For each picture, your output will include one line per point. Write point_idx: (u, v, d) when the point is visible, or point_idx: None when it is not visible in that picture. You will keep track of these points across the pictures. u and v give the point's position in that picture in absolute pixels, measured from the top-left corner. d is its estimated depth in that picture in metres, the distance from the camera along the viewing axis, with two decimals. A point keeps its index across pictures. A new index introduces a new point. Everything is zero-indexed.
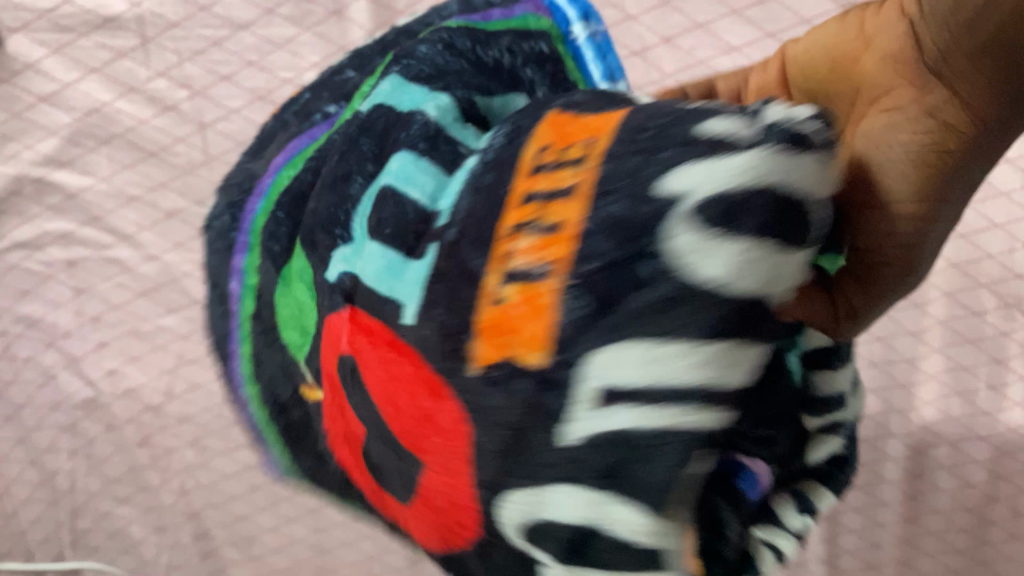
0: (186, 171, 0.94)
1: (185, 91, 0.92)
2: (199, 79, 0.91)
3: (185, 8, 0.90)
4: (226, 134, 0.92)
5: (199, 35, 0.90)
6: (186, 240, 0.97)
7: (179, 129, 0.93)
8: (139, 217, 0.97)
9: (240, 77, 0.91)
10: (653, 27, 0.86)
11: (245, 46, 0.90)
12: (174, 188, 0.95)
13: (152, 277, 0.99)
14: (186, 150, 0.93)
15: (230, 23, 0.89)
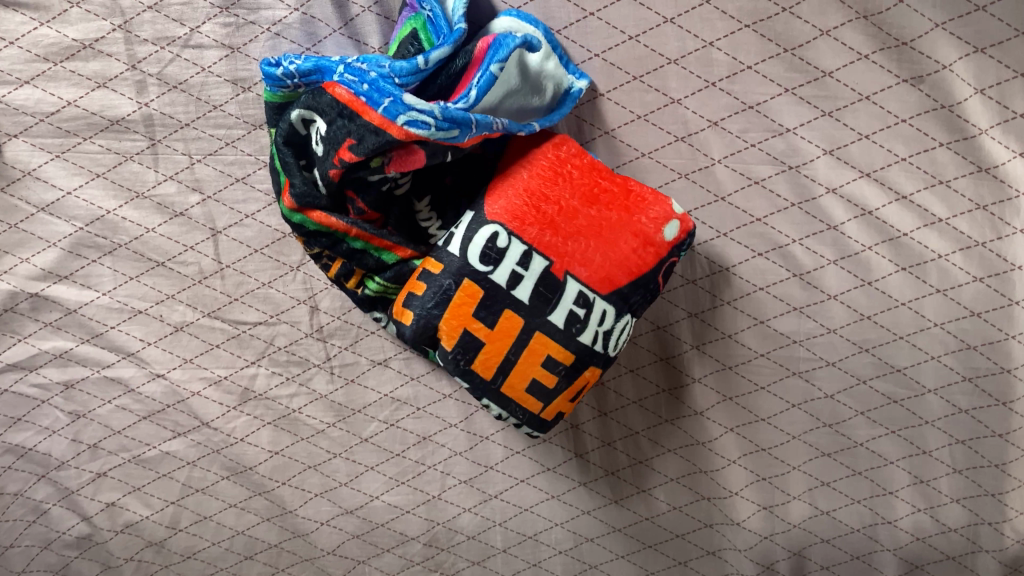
0: (196, 280, 0.87)
1: (196, 196, 0.84)
2: (211, 182, 0.83)
3: (197, 108, 0.80)
4: (240, 241, 0.85)
5: (211, 136, 0.81)
6: (195, 356, 0.90)
7: (190, 237, 0.85)
8: (144, 333, 0.89)
9: (256, 179, 0.83)
10: (701, 111, 0.78)
11: (260, 148, 0.82)
12: (183, 300, 0.88)
13: (157, 398, 0.91)
14: (197, 258, 0.86)
15: (245, 122, 0.81)
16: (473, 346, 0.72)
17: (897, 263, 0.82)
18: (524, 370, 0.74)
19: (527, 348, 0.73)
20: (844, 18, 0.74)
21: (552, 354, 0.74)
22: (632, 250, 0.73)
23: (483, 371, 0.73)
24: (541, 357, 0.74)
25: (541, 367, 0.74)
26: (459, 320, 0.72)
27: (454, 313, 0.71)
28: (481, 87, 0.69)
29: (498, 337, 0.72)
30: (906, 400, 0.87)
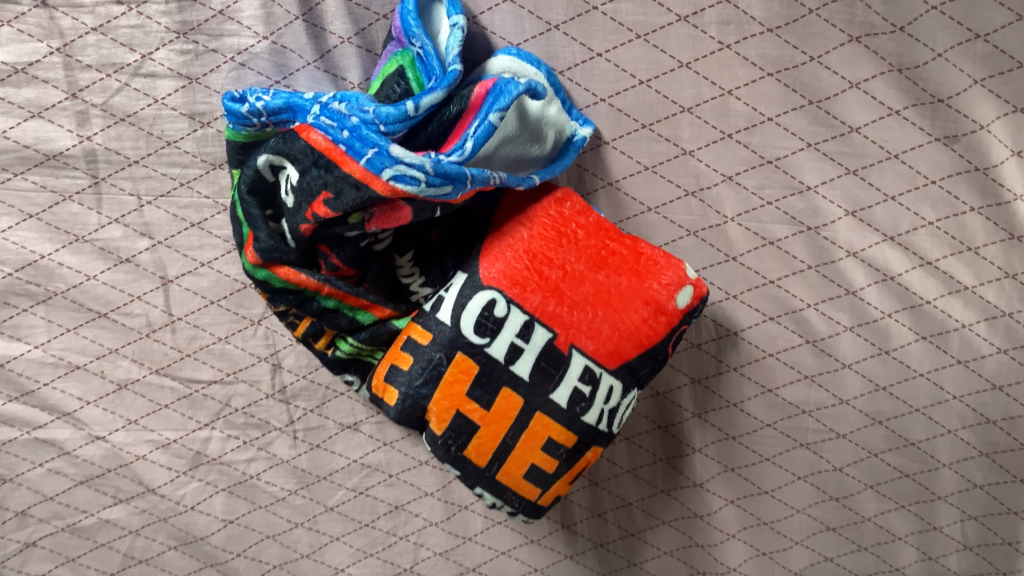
0: (144, 333, 0.77)
1: (145, 242, 0.74)
2: (162, 227, 0.74)
3: (148, 143, 0.70)
4: (194, 292, 0.76)
5: (163, 175, 0.72)
6: (141, 417, 0.80)
7: (137, 286, 0.75)
8: (82, 391, 0.79)
9: (214, 225, 0.74)
10: (714, 164, 0.71)
11: (220, 190, 0.72)
12: (127, 355, 0.78)
13: (95, 463, 0.81)
14: (144, 310, 0.76)
15: (203, 161, 0.71)
16: (465, 426, 0.64)
17: (917, 332, 0.76)
18: (520, 454, 0.66)
19: (525, 430, 0.65)
20: (876, 69, 0.67)
21: (551, 437, 0.66)
22: (643, 319, 0.66)
23: (477, 458, 0.65)
24: (540, 441, 0.66)
25: (541, 451, 0.66)
26: (452, 400, 0.63)
27: (447, 391, 0.63)
28: (478, 138, 0.60)
29: (492, 417, 0.64)
30: (918, 474, 0.82)
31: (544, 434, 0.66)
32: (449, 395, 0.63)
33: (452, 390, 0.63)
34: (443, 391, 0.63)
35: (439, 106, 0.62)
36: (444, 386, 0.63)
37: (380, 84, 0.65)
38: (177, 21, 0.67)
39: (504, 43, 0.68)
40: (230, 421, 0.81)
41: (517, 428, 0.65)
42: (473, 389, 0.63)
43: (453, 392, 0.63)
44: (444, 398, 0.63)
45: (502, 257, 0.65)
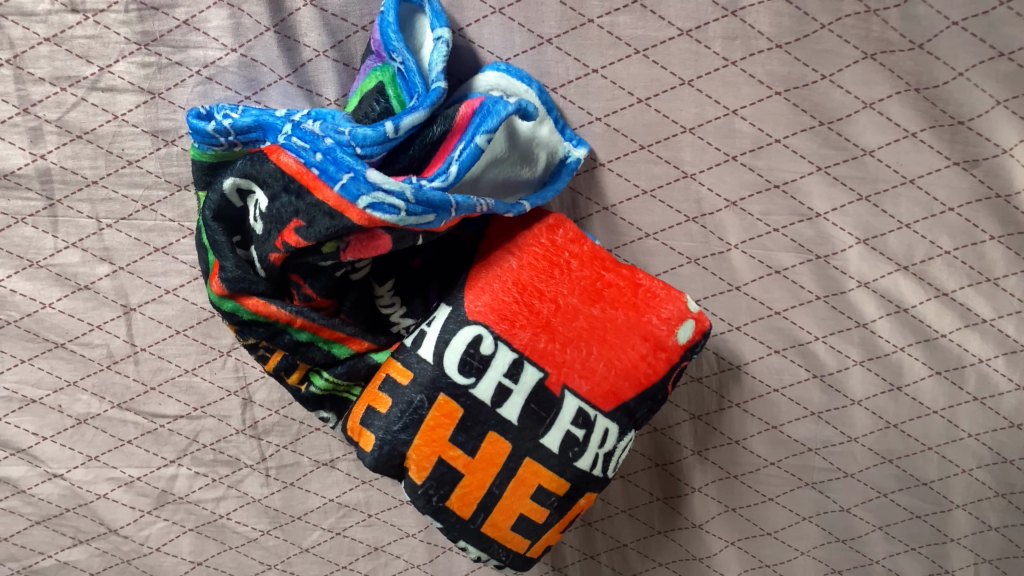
0: (105, 365, 0.72)
1: (105, 267, 0.69)
2: (124, 251, 0.68)
3: (107, 162, 0.65)
4: (159, 321, 0.71)
5: (124, 197, 0.66)
6: (102, 453, 0.75)
7: (97, 315, 0.70)
8: (38, 426, 0.73)
9: (179, 249, 0.68)
10: (718, 188, 0.66)
11: (186, 212, 0.67)
12: (87, 388, 0.72)
13: (53, 501, 0.76)
14: (105, 340, 0.71)
15: (167, 181, 0.66)
16: (448, 474, 0.59)
17: (931, 367, 0.71)
18: (508, 503, 0.61)
19: (513, 477, 0.60)
20: (892, 89, 0.62)
21: (542, 485, 0.61)
22: (641, 356, 0.61)
23: (461, 509, 0.60)
24: (529, 488, 0.61)
25: (531, 499, 0.61)
26: (434, 444, 0.58)
27: (428, 435, 0.58)
28: (464, 162, 0.55)
29: (477, 464, 0.59)
30: (930, 516, 0.77)
31: (534, 482, 0.61)
32: (430, 440, 0.58)
33: (434, 434, 0.58)
34: (424, 436, 0.58)
35: (421, 126, 0.57)
36: (425, 430, 0.58)
37: (358, 101, 0.61)
38: (138, 32, 0.61)
39: (492, 58, 0.63)
40: (197, 458, 0.76)
41: (505, 475, 0.60)
42: (458, 433, 0.58)
43: (435, 437, 0.58)
44: (425, 442, 0.58)
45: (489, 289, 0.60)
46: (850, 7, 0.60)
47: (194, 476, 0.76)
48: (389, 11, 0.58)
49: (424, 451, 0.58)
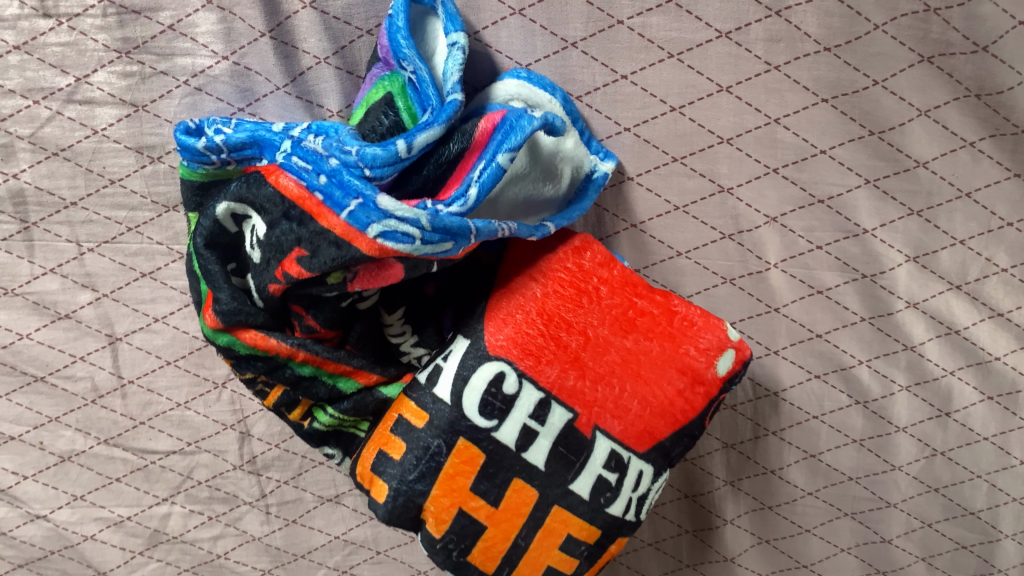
0: (89, 399, 0.66)
1: (87, 295, 0.63)
2: (107, 277, 0.62)
3: (87, 182, 0.59)
4: (148, 351, 0.65)
5: (107, 219, 0.60)
6: (88, 492, 0.69)
7: (80, 346, 0.64)
8: (19, 464, 0.68)
9: (168, 275, 0.63)
10: (756, 203, 0.61)
11: (175, 235, 0.61)
12: (70, 424, 0.67)
13: (37, 543, 0.71)
14: (89, 373, 0.65)
15: (155, 202, 0.60)
16: (469, 526, 0.54)
17: (983, 391, 0.66)
18: (535, 554, 0.56)
19: (540, 527, 0.55)
20: (950, 94, 0.56)
21: (571, 534, 0.56)
22: (678, 391, 0.56)
23: (484, 563, 0.55)
24: (557, 539, 0.55)
25: (559, 550, 0.56)
26: (453, 495, 0.53)
27: (447, 486, 0.53)
28: (484, 184, 0.50)
29: (501, 514, 0.54)
30: (977, 546, 0.72)
31: (563, 532, 0.55)
32: (449, 490, 0.53)
33: (453, 484, 0.53)
34: (442, 486, 0.53)
35: (436, 143, 0.51)
36: (444, 480, 0.53)
37: (364, 113, 0.54)
38: (118, 38, 0.55)
39: (511, 64, 0.57)
40: (191, 496, 0.70)
41: (531, 525, 0.55)
42: (480, 481, 0.53)
43: (454, 486, 0.53)
44: (444, 493, 0.53)
45: (512, 320, 0.54)
46: (908, 6, 0.54)
47: (187, 515, 0.71)
48: (399, 14, 0.52)
49: (443, 502, 0.53)
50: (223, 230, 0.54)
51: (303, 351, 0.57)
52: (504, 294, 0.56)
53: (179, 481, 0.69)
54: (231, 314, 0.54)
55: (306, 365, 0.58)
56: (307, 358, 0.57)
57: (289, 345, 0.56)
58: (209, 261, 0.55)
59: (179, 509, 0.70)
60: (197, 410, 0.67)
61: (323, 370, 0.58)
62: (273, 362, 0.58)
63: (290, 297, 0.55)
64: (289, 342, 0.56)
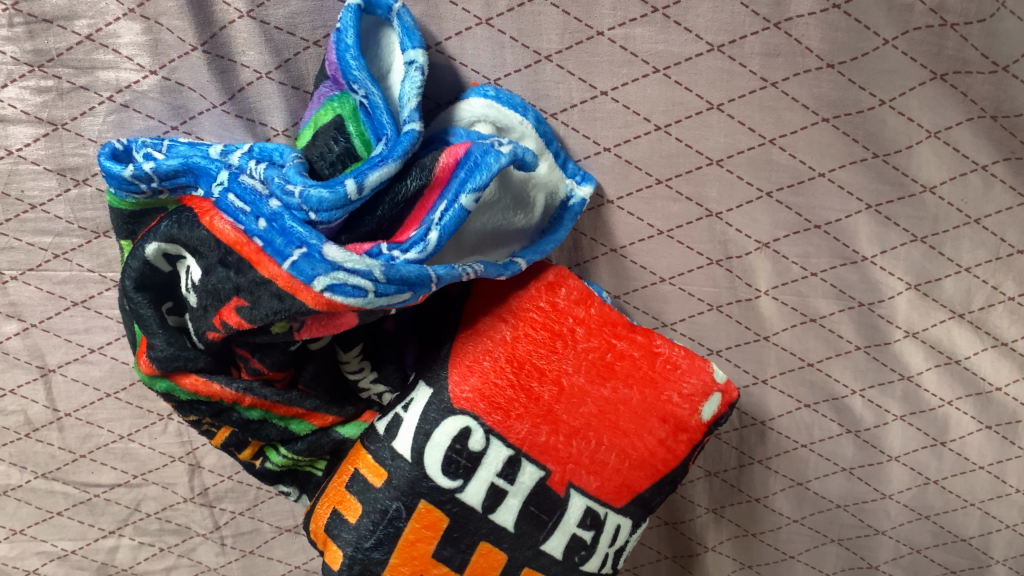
0: (23, 433, 0.61)
1: (14, 325, 0.57)
2: (35, 307, 0.56)
3: (4, 206, 0.53)
4: (84, 383, 0.60)
5: (30, 245, 0.54)
6: (28, 527, 0.65)
7: (9, 378, 0.59)
8: None
9: (102, 303, 0.57)
10: (748, 229, 0.56)
11: (108, 262, 0.56)
12: (4, 458, 0.62)
13: None
14: (21, 406, 0.60)
15: (82, 228, 0.54)
16: None
17: (980, 421, 0.63)
18: None
19: None
20: (964, 115, 0.51)
21: None
22: (659, 441, 0.52)
23: None
24: None
25: None
26: (415, 560, 0.49)
27: (407, 553, 0.49)
28: (446, 228, 0.44)
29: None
30: (965, 571, 0.70)
31: None
32: (410, 557, 0.49)
33: (414, 550, 0.49)
34: (402, 552, 0.49)
35: (392, 179, 0.45)
36: (404, 546, 0.49)
37: (312, 136, 0.48)
38: (28, 50, 0.48)
39: (478, 78, 0.51)
40: (139, 529, 0.66)
41: None
42: (444, 546, 0.49)
43: (416, 553, 0.49)
44: (404, 559, 0.49)
45: (480, 369, 0.49)
46: (922, 19, 0.48)
47: (135, 548, 0.67)
48: (348, 29, 0.45)
49: (403, 568, 0.49)
50: (155, 269, 0.48)
51: (251, 395, 0.52)
52: (471, 338, 0.51)
53: (125, 515, 0.65)
54: (168, 360, 0.49)
55: (254, 408, 0.53)
56: (257, 402, 0.52)
57: (236, 390, 0.51)
58: (141, 303, 0.49)
59: (126, 543, 0.66)
60: (141, 443, 0.62)
61: (274, 413, 0.53)
62: (218, 407, 0.52)
63: (232, 341, 0.50)
64: (235, 387, 0.51)
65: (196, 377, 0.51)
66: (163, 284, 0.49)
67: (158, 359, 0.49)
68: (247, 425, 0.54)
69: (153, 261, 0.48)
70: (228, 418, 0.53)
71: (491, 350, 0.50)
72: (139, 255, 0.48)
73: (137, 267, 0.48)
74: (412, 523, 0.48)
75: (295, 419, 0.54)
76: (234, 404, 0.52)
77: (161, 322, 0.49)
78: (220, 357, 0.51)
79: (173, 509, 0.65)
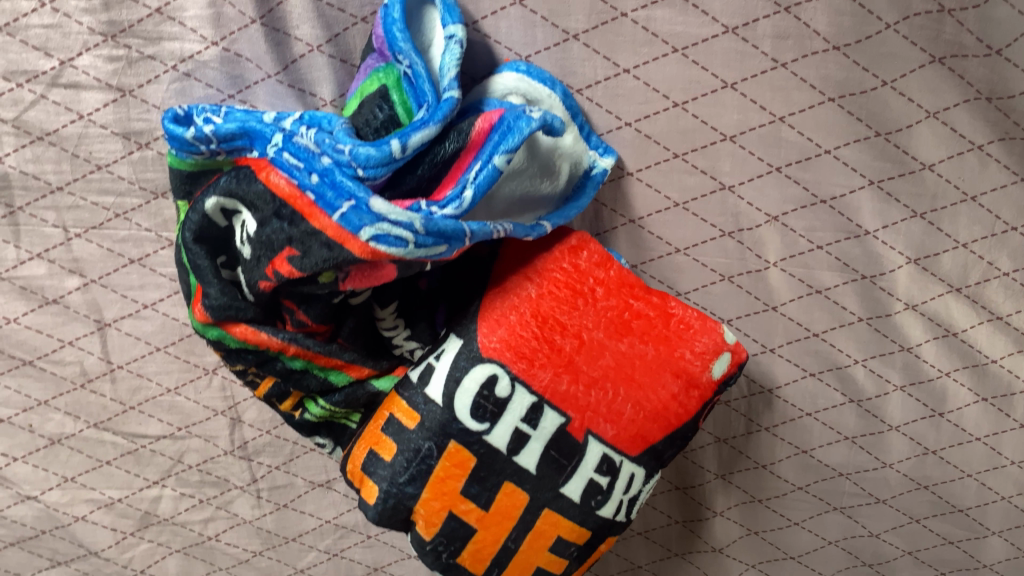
0: (78, 384, 0.65)
1: (75, 280, 0.62)
2: (95, 263, 0.61)
3: (73, 167, 0.57)
4: (137, 337, 0.64)
5: (94, 204, 0.59)
6: (78, 475, 0.69)
7: (68, 331, 0.63)
8: (9, 447, 0.67)
9: (157, 261, 0.61)
10: (758, 202, 0.60)
11: (164, 222, 0.60)
12: (59, 407, 0.66)
13: (28, 524, 0.71)
14: (78, 357, 0.64)
15: (143, 189, 0.59)
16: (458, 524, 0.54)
17: (977, 393, 0.66)
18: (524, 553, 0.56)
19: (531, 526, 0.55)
20: (960, 97, 0.55)
21: (561, 535, 0.56)
22: (672, 395, 0.55)
23: (473, 565, 0.56)
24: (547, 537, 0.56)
25: (549, 553, 0.56)
26: (444, 496, 0.53)
27: (437, 488, 0.53)
28: (480, 186, 0.48)
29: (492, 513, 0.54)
30: (963, 542, 0.73)
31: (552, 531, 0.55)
32: (439, 492, 0.53)
33: (443, 486, 0.53)
34: (433, 487, 0.53)
35: (431, 142, 0.50)
36: (434, 482, 0.53)
37: (358, 105, 0.53)
38: (104, 21, 0.53)
39: (510, 55, 0.55)
40: (181, 481, 0.70)
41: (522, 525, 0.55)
42: (471, 484, 0.53)
43: (444, 490, 0.53)
44: (434, 493, 0.53)
45: (506, 323, 0.53)
46: (921, 5, 0.52)
47: (176, 499, 0.71)
48: (394, 5, 0.50)
49: (433, 504, 0.53)
50: (212, 223, 0.53)
51: (297, 345, 0.56)
52: (499, 295, 0.55)
53: (169, 466, 0.69)
54: (221, 307, 0.53)
55: (299, 357, 0.57)
56: (302, 352, 0.56)
57: (283, 339, 0.55)
58: (199, 254, 0.53)
59: (167, 492, 0.71)
60: (186, 396, 0.66)
61: (317, 363, 0.58)
62: (265, 356, 0.56)
63: (281, 292, 0.54)
64: (282, 336, 0.55)
65: (246, 326, 0.55)
66: (218, 237, 0.54)
67: (212, 307, 0.53)
68: (291, 375, 0.58)
69: (211, 215, 0.52)
70: (272, 368, 0.57)
71: (517, 306, 0.54)
72: (199, 209, 0.52)
73: (197, 219, 0.53)
74: (443, 461, 0.52)
75: (334, 371, 0.59)
76: (280, 354, 0.56)
77: (215, 272, 0.54)
78: (269, 308, 0.56)
79: (214, 461, 0.69)
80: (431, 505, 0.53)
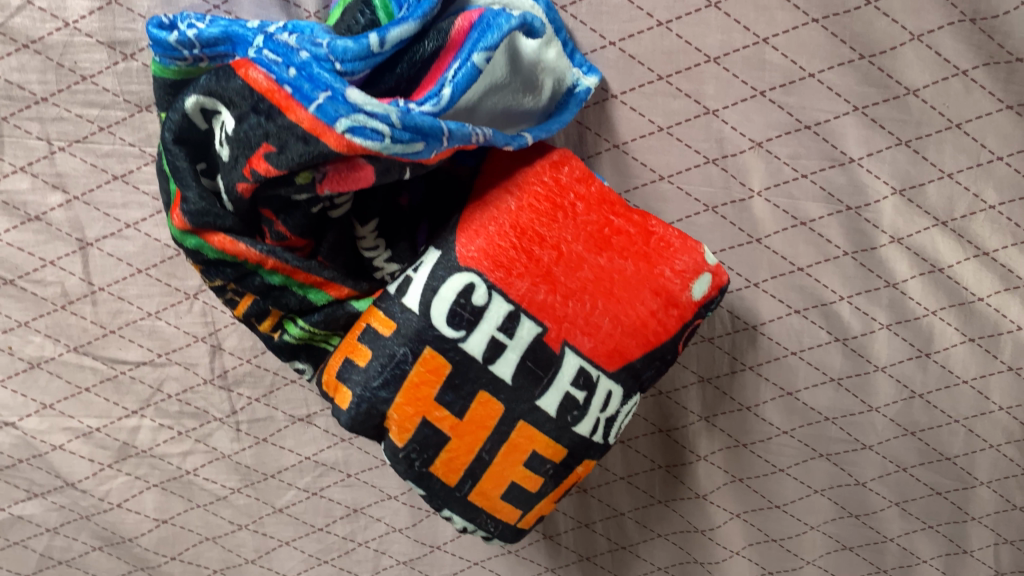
0: (59, 305, 0.65)
1: (58, 196, 0.62)
2: (79, 178, 0.61)
3: (58, 77, 0.57)
4: (119, 258, 0.64)
5: (78, 116, 0.59)
6: (58, 401, 0.69)
7: (50, 249, 0.63)
8: None
9: (140, 178, 0.61)
10: (742, 127, 0.60)
11: (148, 136, 0.60)
12: (39, 330, 0.66)
13: (6, 452, 0.71)
14: (59, 277, 0.64)
15: (126, 101, 0.59)
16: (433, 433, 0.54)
17: (964, 334, 0.65)
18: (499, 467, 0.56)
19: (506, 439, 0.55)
20: (944, 19, 0.55)
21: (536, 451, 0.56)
22: (652, 312, 0.55)
23: (447, 476, 0.56)
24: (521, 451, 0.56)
25: (523, 468, 0.57)
26: (418, 403, 0.53)
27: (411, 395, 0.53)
28: (458, 85, 0.48)
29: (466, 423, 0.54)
30: (951, 493, 0.72)
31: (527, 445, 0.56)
32: (413, 400, 0.53)
33: (417, 394, 0.52)
34: (407, 393, 0.52)
35: (411, 40, 0.50)
36: (409, 389, 0.52)
37: (341, 13, 0.53)
38: None
39: None
40: (160, 410, 0.70)
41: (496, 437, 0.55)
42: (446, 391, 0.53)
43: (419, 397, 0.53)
44: (408, 401, 0.53)
45: (485, 233, 0.52)
46: None
47: (155, 429, 0.71)
48: None
49: (407, 411, 0.53)
50: (191, 125, 0.53)
51: (274, 258, 0.55)
52: (479, 208, 0.54)
53: (148, 395, 0.69)
54: (199, 212, 0.53)
55: (277, 272, 0.56)
56: (280, 266, 0.56)
57: (259, 251, 0.55)
58: (179, 156, 0.53)
59: (146, 422, 0.70)
60: (166, 322, 0.66)
61: (295, 279, 0.57)
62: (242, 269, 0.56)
63: (260, 198, 0.54)
64: (259, 247, 0.55)
65: (223, 235, 0.54)
66: (198, 141, 0.54)
67: (189, 212, 0.53)
68: (269, 291, 0.57)
69: (191, 117, 0.52)
70: (250, 283, 0.57)
71: (497, 217, 0.53)
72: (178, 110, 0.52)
73: (176, 120, 0.52)
74: (417, 367, 0.52)
75: (313, 289, 0.58)
76: (257, 266, 0.56)
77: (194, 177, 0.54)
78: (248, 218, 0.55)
79: (194, 391, 0.69)
80: (405, 412, 0.53)
